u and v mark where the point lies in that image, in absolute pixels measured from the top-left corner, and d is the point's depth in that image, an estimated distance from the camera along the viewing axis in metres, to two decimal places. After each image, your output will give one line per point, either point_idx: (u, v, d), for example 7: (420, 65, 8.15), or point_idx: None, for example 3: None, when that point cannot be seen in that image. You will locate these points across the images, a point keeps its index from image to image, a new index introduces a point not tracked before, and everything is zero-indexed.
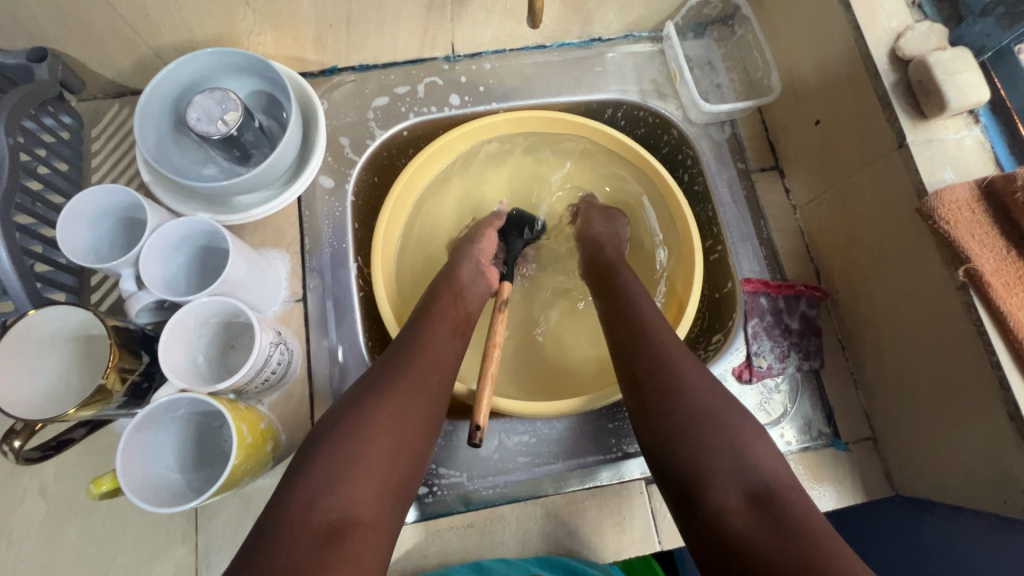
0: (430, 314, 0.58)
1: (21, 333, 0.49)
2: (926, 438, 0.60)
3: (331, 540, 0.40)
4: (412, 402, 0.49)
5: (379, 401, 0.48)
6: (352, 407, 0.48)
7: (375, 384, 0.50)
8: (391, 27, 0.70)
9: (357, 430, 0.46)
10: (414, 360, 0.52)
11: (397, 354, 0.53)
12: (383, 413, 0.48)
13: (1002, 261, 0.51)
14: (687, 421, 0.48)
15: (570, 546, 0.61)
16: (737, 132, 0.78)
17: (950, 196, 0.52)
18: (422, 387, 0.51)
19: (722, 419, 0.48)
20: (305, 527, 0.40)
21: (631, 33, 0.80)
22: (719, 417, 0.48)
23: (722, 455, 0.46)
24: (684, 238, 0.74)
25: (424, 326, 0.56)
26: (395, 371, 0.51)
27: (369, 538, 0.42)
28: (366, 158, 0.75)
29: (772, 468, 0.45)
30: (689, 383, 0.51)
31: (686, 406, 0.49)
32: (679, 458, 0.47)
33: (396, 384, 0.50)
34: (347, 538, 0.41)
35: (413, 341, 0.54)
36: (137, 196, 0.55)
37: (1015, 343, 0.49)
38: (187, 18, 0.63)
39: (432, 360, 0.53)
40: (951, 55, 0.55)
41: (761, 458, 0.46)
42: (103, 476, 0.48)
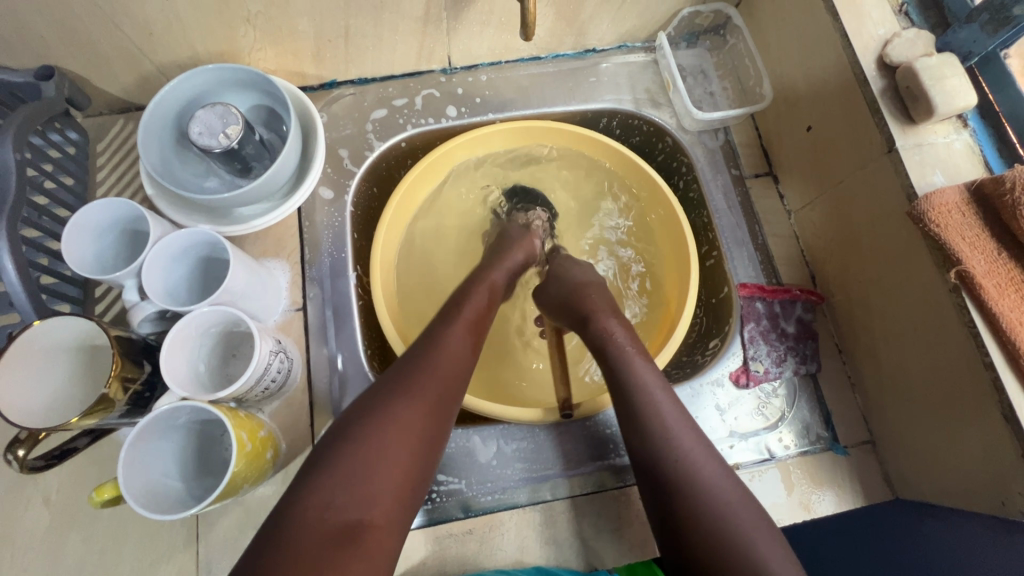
0: (459, 310, 0.58)
1: (26, 343, 0.50)
2: (926, 441, 0.60)
3: (342, 544, 0.40)
4: (437, 403, 0.50)
5: (407, 397, 0.48)
6: (379, 400, 0.48)
7: (399, 378, 0.50)
8: (388, 42, 0.71)
9: (383, 428, 0.46)
10: (441, 358, 0.52)
11: (424, 351, 0.53)
12: (408, 410, 0.47)
13: (993, 263, 0.52)
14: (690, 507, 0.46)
15: (569, 553, 0.61)
16: (730, 139, 0.79)
17: (939, 200, 0.53)
18: (447, 388, 0.51)
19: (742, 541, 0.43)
20: (317, 529, 0.40)
21: (624, 43, 0.81)
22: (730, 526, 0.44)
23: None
24: (680, 245, 0.75)
25: (441, 327, 0.56)
26: (422, 369, 0.51)
27: (380, 541, 0.41)
28: (365, 170, 0.76)
29: None
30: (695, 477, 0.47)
31: (692, 485, 0.46)
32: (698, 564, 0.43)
33: (424, 383, 0.50)
34: (360, 541, 0.40)
35: (441, 338, 0.54)
36: (139, 208, 0.57)
37: (1007, 344, 0.50)
38: (190, 35, 0.64)
39: (459, 360, 0.54)
40: (936, 61, 0.56)
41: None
42: (105, 484, 0.48)
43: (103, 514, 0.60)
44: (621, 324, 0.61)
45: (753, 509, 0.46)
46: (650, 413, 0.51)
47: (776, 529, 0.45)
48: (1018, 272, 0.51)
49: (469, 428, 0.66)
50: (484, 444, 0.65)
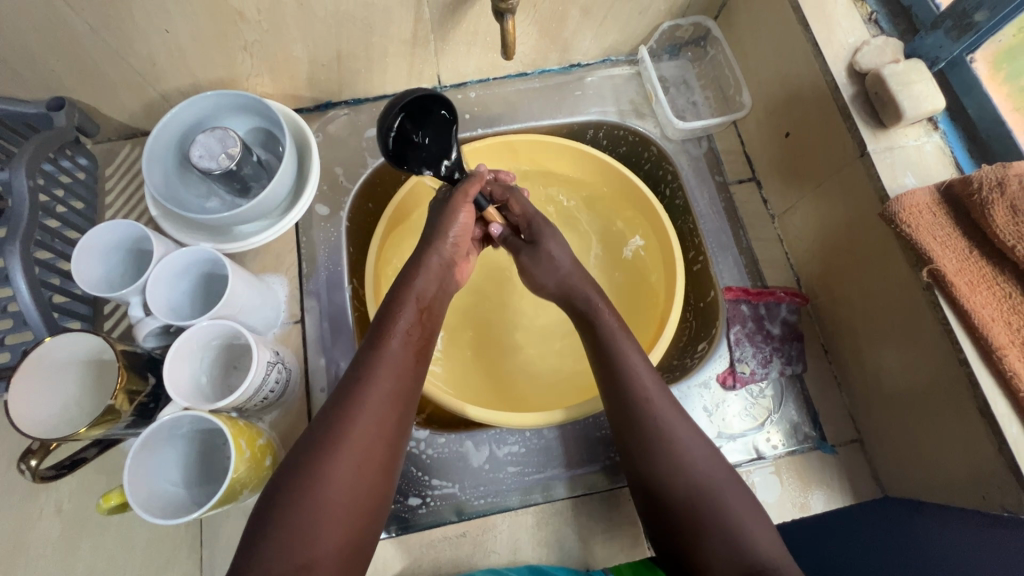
0: (382, 337, 0.56)
1: (50, 352, 0.54)
2: (910, 439, 0.61)
3: None
4: (370, 448, 0.50)
5: (334, 453, 0.49)
6: (307, 457, 0.49)
7: (325, 429, 0.50)
8: (379, 64, 0.74)
9: (316, 489, 0.47)
10: (364, 400, 0.51)
11: (349, 392, 0.52)
12: (335, 465, 0.48)
13: (965, 261, 0.53)
14: (677, 489, 0.53)
15: (560, 553, 0.62)
16: (714, 147, 0.81)
17: (910, 201, 0.55)
18: (380, 431, 0.51)
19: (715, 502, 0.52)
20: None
21: (608, 57, 0.83)
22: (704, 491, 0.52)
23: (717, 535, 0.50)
24: (666, 251, 0.77)
25: (377, 349, 0.55)
26: (345, 415, 0.51)
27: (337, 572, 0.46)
28: (360, 186, 0.79)
29: (761, 544, 0.50)
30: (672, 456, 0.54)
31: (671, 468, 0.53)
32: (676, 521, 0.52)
33: (349, 433, 0.50)
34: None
35: (364, 375, 0.53)
36: (143, 229, 0.60)
37: (980, 339, 0.51)
38: (191, 64, 0.68)
39: (384, 399, 0.52)
40: (904, 67, 0.58)
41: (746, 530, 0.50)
42: (112, 491, 0.51)
43: (113, 522, 0.62)
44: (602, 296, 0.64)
45: (729, 481, 0.53)
46: (639, 403, 0.56)
47: (743, 491, 0.53)
48: (989, 269, 0.52)
49: (462, 433, 0.67)
50: (476, 448, 0.67)
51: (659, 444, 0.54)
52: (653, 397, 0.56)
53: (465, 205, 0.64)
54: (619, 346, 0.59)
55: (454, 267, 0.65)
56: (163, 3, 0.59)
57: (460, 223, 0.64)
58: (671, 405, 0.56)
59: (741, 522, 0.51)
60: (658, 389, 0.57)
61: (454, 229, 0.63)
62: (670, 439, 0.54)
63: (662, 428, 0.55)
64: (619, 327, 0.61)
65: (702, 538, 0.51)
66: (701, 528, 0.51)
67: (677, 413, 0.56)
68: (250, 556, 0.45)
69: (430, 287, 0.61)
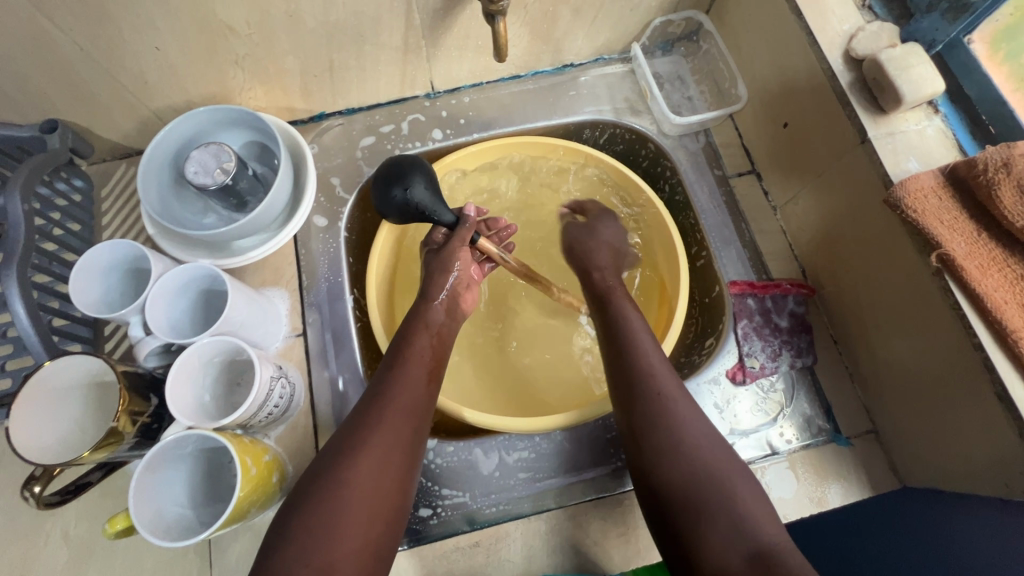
0: (404, 354, 0.59)
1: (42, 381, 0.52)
2: (929, 428, 0.60)
3: None
4: (391, 458, 0.51)
5: (362, 454, 0.50)
6: (330, 467, 0.49)
7: (354, 431, 0.52)
8: (371, 72, 0.74)
9: (339, 499, 0.47)
10: (387, 413, 0.53)
11: (372, 404, 0.54)
12: (359, 477, 0.49)
13: (974, 243, 0.52)
14: (681, 472, 0.51)
15: (575, 560, 0.61)
16: (712, 141, 0.80)
17: (915, 185, 0.54)
18: (399, 439, 0.53)
19: (719, 479, 0.50)
20: None
21: (601, 56, 0.83)
22: (704, 465, 0.51)
23: (720, 514, 0.48)
24: (669, 247, 0.76)
25: (395, 370, 0.57)
26: (370, 427, 0.52)
27: None
28: (357, 196, 0.79)
29: (768, 525, 0.48)
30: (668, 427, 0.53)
31: (668, 441, 0.52)
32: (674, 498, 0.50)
33: (373, 444, 0.51)
34: None
35: (389, 387, 0.55)
36: (141, 247, 0.59)
37: (995, 323, 0.50)
38: (183, 80, 0.68)
39: (405, 412, 0.54)
40: (900, 51, 0.57)
41: (753, 510, 0.48)
42: (118, 515, 0.50)
43: (120, 546, 0.61)
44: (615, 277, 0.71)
45: (732, 462, 0.52)
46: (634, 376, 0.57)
47: (750, 475, 0.51)
48: (998, 250, 0.52)
49: (471, 441, 0.66)
50: (485, 455, 0.66)
51: (665, 429, 0.53)
52: (664, 390, 0.56)
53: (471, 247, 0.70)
54: (639, 348, 0.59)
55: (461, 300, 0.68)
56: (152, 18, 0.58)
57: (462, 261, 0.67)
58: (682, 394, 0.56)
59: (744, 499, 0.49)
60: (667, 374, 0.57)
61: (457, 266, 0.67)
62: (676, 422, 0.54)
63: (667, 411, 0.54)
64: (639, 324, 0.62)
65: (703, 515, 0.48)
66: (710, 513, 0.48)
67: (684, 400, 0.56)
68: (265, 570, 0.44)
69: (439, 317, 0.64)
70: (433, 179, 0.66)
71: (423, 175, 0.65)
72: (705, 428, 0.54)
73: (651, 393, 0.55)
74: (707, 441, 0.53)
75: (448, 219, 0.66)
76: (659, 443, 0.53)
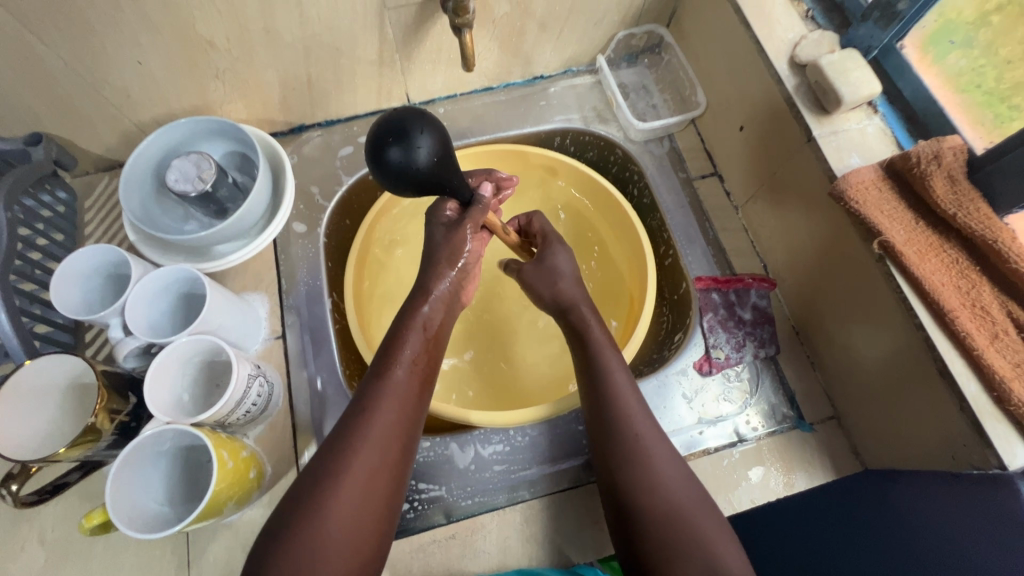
0: (389, 363, 0.55)
1: (36, 372, 0.54)
2: (884, 412, 0.62)
3: None
4: (373, 482, 0.50)
5: (341, 478, 0.49)
6: (306, 497, 0.49)
7: (334, 454, 0.50)
8: (348, 85, 0.77)
9: (317, 531, 0.47)
10: (369, 438, 0.51)
11: (351, 423, 0.52)
12: (338, 507, 0.48)
13: (912, 231, 0.56)
14: (654, 506, 0.52)
15: (549, 551, 0.62)
16: (676, 145, 0.84)
17: (857, 178, 0.57)
18: (382, 460, 0.51)
19: (694, 529, 0.50)
20: None
21: (569, 68, 0.87)
22: (679, 507, 0.51)
23: (691, 569, 0.48)
24: (636, 246, 0.80)
25: (379, 388, 0.54)
26: (348, 452, 0.50)
27: None
28: (336, 203, 0.81)
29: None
30: (648, 471, 0.53)
31: (647, 477, 0.53)
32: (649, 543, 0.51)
33: (352, 472, 0.50)
34: None
35: (369, 402, 0.53)
36: (122, 252, 0.61)
37: (933, 304, 0.53)
38: (165, 94, 0.70)
39: (387, 431, 0.52)
40: (839, 57, 0.62)
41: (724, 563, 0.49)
42: (94, 510, 0.51)
43: (98, 549, 0.62)
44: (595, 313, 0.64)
45: (701, 501, 0.53)
46: (616, 401, 0.57)
47: (721, 518, 0.52)
48: (936, 238, 0.56)
49: (447, 436, 0.68)
50: (461, 449, 0.67)
51: (642, 471, 0.53)
52: (641, 431, 0.55)
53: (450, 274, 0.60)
54: (616, 384, 0.58)
55: (461, 294, 0.63)
56: (135, 35, 0.61)
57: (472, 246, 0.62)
58: (653, 433, 0.56)
59: (718, 554, 0.49)
60: (641, 411, 0.57)
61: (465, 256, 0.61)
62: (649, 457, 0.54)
63: (642, 449, 0.54)
64: (616, 359, 0.60)
65: (675, 560, 0.49)
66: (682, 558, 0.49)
67: (662, 441, 0.56)
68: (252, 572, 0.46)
69: (437, 314, 0.59)
70: (443, 137, 0.52)
71: (430, 130, 0.51)
72: (684, 473, 0.54)
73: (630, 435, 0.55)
74: (685, 484, 0.53)
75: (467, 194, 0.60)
76: (635, 484, 0.53)
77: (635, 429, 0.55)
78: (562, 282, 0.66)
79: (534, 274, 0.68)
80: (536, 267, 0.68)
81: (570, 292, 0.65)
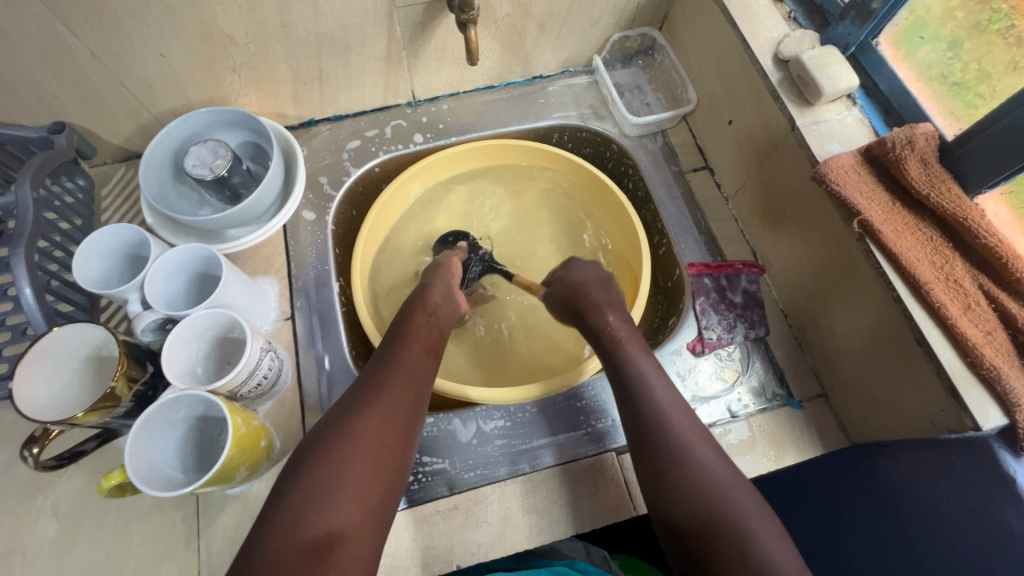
0: (407, 332, 0.65)
1: (68, 336, 0.57)
2: (868, 387, 0.65)
3: (319, 551, 0.45)
4: (394, 419, 0.55)
5: (364, 414, 0.54)
6: (332, 431, 0.53)
7: (357, 397, 0.56)
8: (357, 80, 0.81)
9: (342, 456, 0.50)
10: (388, 383, 0.57)
11: (375, 376, 0.58)
12: (365, 434, 0.53)
13: (890, 212, 0.60)
14: (693, 489, 0.53)
15: (550, 520, 0.65)
16: (669, 141, 0.89)
17: (837, 163, 0.61)
18: (399, 404, 0.57)
19: (735, 510, 0.52)
20: (292, 541, 0.45)
21: (567, 68, 0.92)
22: (715, 485, 0.53)
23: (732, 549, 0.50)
24: (632, 235, 0.83)
25: (397, 348, 0.62)
26: (374, 391, 0.56)
27: (353, 548, 0.47)
28: (344, 193, 0.85)
29: (779, 557, 0.48)
30: (682, 449, 0.56)
31: (682, 458, 0.56)
32: (689, 519, 0.52)
33: (375, 407, 0.55)
34: (336, 546, 0.46)
35: (390, 356, 0.61)
36: (142, 231, 0.64)
37: (910, 278, 0.57)
38: (184, 86, 0.74)
39: (406, 380, 0.59)
40: (820, 52, 0.66)
41: (769, 544, 0.49)
42: (113, 471, 0.53)
43: (109, 519, 0.63)
44: (616, 313, 0.70)
45: (737, 481, 0.54)
46: (645, 391, 0.61)
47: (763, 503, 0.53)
48: (912, 218, 0.59)
49: (450, 412, 0.70)
50: (464, 424, 0.70)
51: (678, 453, 0.56)
52: (684, 433, 0.57)
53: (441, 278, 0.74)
54: (649, 383, 0.61)
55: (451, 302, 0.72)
56: (159, 28, 0.65)
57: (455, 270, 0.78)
58: (687, 419, 0.59)
59: (760, 535, 0.50)
60: (681, 415, 0.59)
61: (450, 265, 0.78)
62: (692, 454, 0.56)
63: (677, 439, 0.57)
64: (653, 368, 0.63)
65: (715, 537, 0.50)
66: (723, 538, 0.50)
67: (695, 427, 0.58)
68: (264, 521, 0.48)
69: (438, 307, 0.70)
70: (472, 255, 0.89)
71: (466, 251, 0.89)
72: (723, 460, 0.56)
73: (662, 420, 0.58)
74: (718, 462, 0.56)
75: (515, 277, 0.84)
76: (670, 464, 0.55)
77: (662, 405, 0.59)
78: (580, 289, 0.73)
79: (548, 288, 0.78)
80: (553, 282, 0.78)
81: (588, 297, 0.72)
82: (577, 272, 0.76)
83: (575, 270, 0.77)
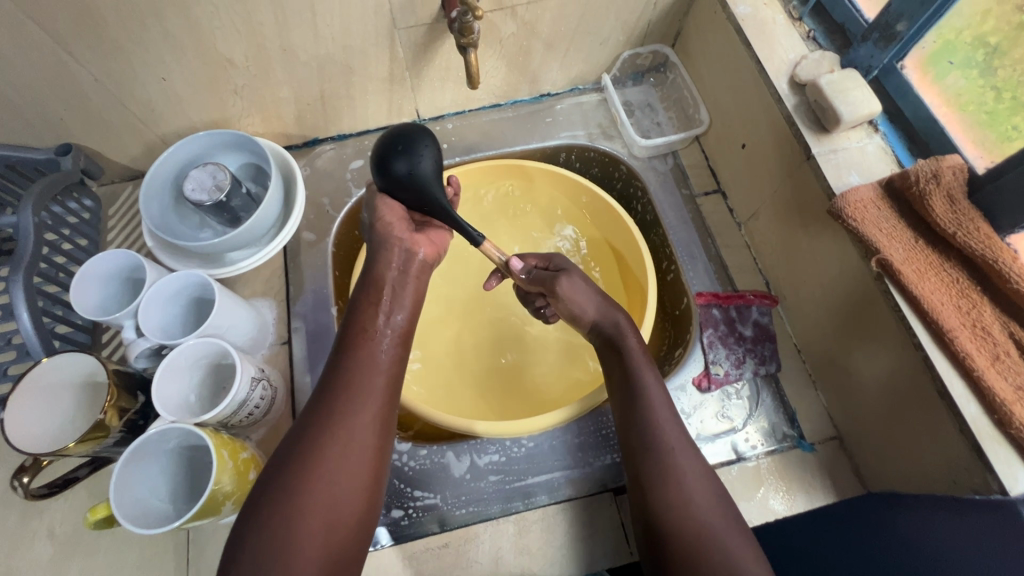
0: (360, 343, 0.56)
1: (58, 366, 0.58)
2: (885, 433, 0.61)
3: None
4: (350, 460, 0.50)
5: (319, 452, 0.49)
6: (286, 472, 0.48)
7: (308, 432, 0.50)
8: (360, 101, 0.80)
9: (293, 505, 0.47)
10: (343, 409, 0.51)
11: (327, 400, 0.52)
12: (311, 489, 0.48)
13: (912, 250, 0.56)
14: (684, 527, 0.50)
15: (542, 562, 0.63)
16: (680, 162, 0.85)
17: (855, 197, 0.57)
18: (358, 435, 0.51)
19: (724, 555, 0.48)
20: None
21: (576, 86, 0.89)
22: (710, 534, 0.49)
23: None
24: (638, 261, 0.80)
25: (349, 360, 0.54)
26: (322, 434, 0.50)
27: None
28: (345, 214, 0.83)
29: None
30: (677, 488, 0.52)
31: (676, 493, 0.52)
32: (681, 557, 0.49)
33: (322, 454, 0.49)
34: None
35: (343, 382, 0.53)
36: (139, 257, 0.64)
37: (931, 322, 0.53)
38: (186, 108, 0.74)
39: (366, 403, 0.52)
40: (839, 76, 0.62)
41: None
42: (99, 504, 0.53)
43: (102, 544, 0.63)
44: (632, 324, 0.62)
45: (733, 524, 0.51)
46: (647, 420, 0.56)
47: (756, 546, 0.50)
48: (935, 256, 0.55)
49: (443, 444, 0.69)
50: (457, 458, 0.68)
51: (672, 487, 0.52)
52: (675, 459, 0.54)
53: (395, 245, 0.60)
54: (654, 407, 0.56)
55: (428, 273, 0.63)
56: (160, 54, 0.65)
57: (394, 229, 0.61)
58: (694, 456, 0.54)
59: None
60: (684, 447, 0.54)
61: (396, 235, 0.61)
62: (683, 490, 0.52)
63: (671, 469, 0.53)
64: (654, 381, 0.58)
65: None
66: None
67: (694, 456, 0.54)
68: (240, 537, 0.46)
69: (408, 302, 0.60)
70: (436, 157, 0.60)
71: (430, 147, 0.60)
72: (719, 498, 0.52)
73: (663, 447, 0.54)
74: (716, 501, 0.52)
75: (482, 242, 0.63)
76: (665, 502, 0.52)
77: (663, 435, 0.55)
78: (592, 293, 0.64)
79: (571, 287, 0.63)
80: (570, 280, 0.64)
81: (602, 305, 0.63)
82: (578, 272, 0.65)
83: (573, 268, 0.66)
